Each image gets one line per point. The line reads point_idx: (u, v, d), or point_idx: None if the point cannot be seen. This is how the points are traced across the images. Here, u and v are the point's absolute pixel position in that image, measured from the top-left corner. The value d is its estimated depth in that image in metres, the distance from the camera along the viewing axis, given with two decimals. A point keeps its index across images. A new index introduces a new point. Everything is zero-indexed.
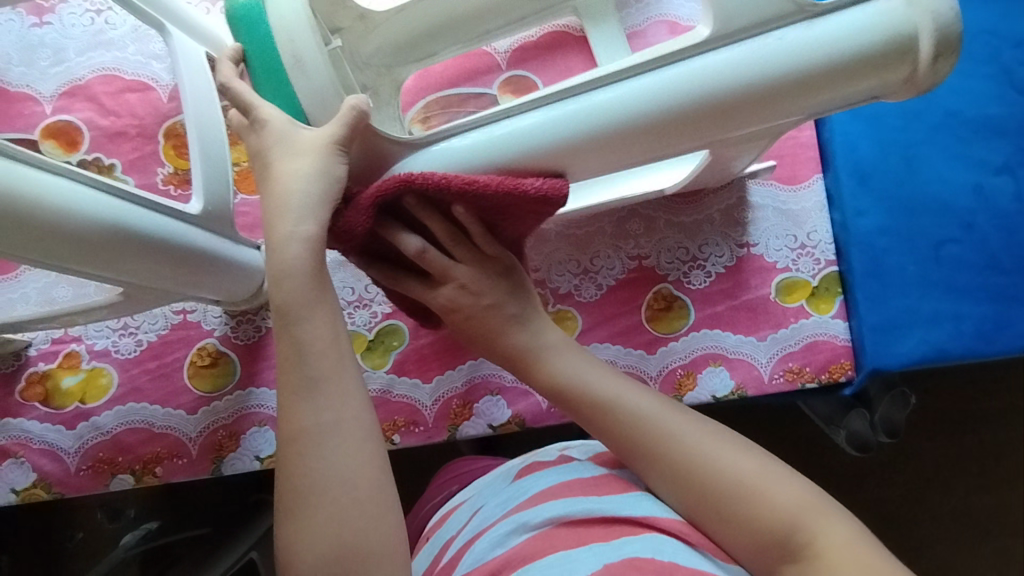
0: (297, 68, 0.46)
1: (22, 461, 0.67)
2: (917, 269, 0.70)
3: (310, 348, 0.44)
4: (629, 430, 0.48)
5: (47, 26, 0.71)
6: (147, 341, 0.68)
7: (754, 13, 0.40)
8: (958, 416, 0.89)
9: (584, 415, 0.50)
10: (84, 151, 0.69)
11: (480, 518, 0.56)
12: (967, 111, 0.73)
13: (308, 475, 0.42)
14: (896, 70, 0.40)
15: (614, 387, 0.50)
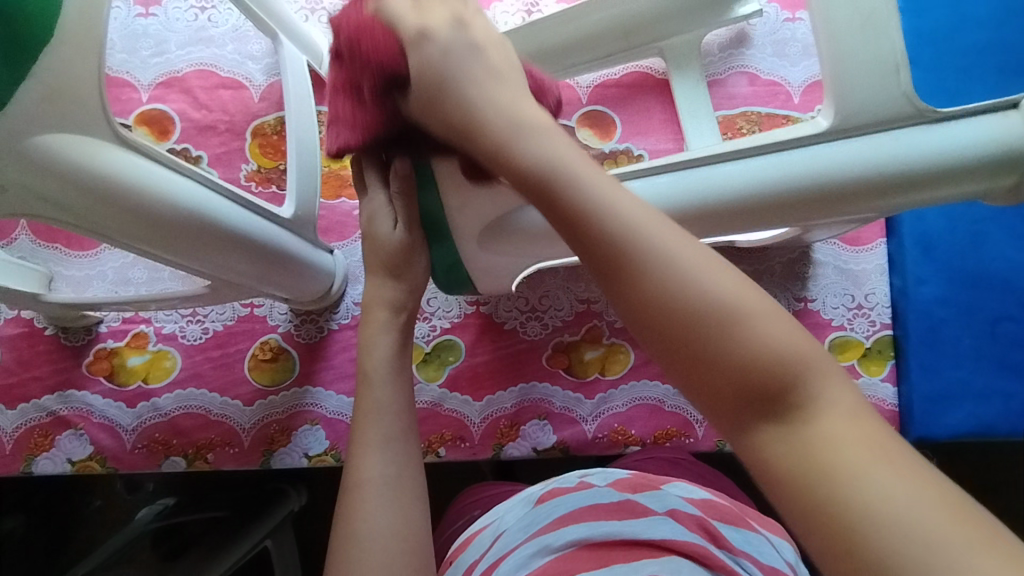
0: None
1: (81, 433, 0.69)
2: (972, 343, 0.71)
3: (386, 408, 0.48)
4: (612, 246, 0.33)
5: (152, 17, 0.74)
6: (213, 330, 0.70)
7: (876, 111, 0.44)
8: (995, 492, 0.88)
9: (561, 220, 0.36)
10: (173, 141, 0.71)
11: (503, 542, 0.56)
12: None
13: (366, 520, 0.43)
14: (1003, 178, 0.45)
15: (578, 178, 0.36)
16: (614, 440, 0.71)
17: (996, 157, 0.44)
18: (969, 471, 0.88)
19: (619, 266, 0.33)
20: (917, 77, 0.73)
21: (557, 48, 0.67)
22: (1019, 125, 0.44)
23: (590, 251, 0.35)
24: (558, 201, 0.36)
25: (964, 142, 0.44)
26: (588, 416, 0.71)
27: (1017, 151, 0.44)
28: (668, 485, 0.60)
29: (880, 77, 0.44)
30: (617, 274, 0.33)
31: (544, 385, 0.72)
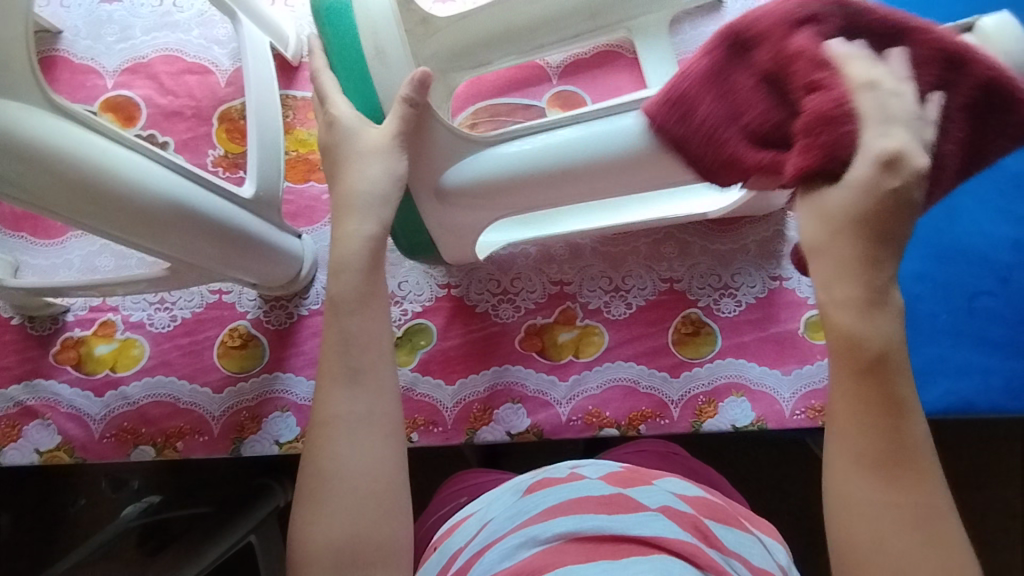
0: (378, 62, 0.52)
1: (49, 423, 0.68)
2: (948, 317, 0.70)
3: (354, 341, 0.49)
4: (905, 448, 0.39)
5: (117, 4, 0.73)
6: (181, 317, 0.70)
7: (829, 51, 0.45)
8: (981, 472, 0.87)
9: (864, 420, 0.39)
10: (139, 127, 0.71)
11: (489, 531, 0.55)
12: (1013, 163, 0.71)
13: (333, 458, 0.46)
14: (964, 109, 0.46)
15: (901, 374, 0.40)
16: (588, 422, 0.70)
17: (957, 83, 0.46)
18: (952, 452, 0.87)
19: (892, 462, 0.39)
20: None
21: (527, 25, 0.65)
22: (973, 52, 0.45)
23: (881, 427, 0.39)
24: (871, 381, 0.39)
25: (924, 63, 0.46)
26: (563, 398, 0.70)
27: (977, 71, 0.46)
28: (660, 480, 0.59)
29: (831, 6, 0.48)
30: (886, 459, 0.39)
31: (517, 367, 0.71)
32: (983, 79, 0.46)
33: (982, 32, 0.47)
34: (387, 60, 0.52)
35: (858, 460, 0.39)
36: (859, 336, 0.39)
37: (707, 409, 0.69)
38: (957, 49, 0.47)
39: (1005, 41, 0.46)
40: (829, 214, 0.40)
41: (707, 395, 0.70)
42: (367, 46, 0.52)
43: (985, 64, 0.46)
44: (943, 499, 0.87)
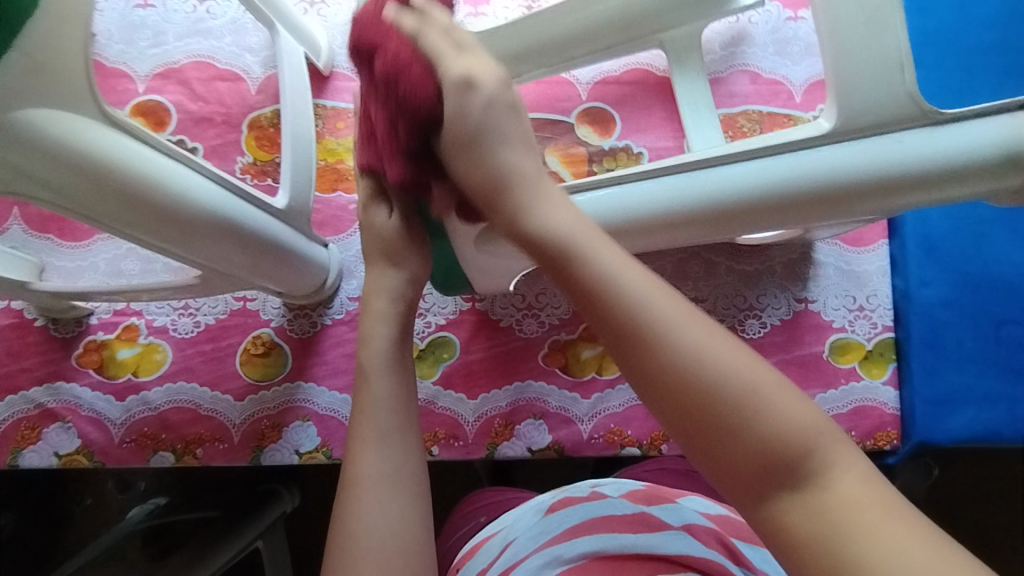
0: None
1: (69, 426, 0.68)
2: (975, 345, 0.69)
3: (383, 402, 0.47)
4: (626, 322, 0.34)
5: (150, 9, 0.73)
6: (205, 323, 0.69)
7: (876, 114, 0.44)
8: (1000, 496, 0.86)
9: (615, 339, 0.35)
10: (169, 132, 0.71)
11: (514, 549, 0.55)
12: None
13: (363, 518, 0.43)
14: (1013, 178, 0.45)
15: (571, 216, 0.39)
16: (610, 440, 0.70)
17: (1000, 159, 0.44)
18: (967, 479, 0.87)
19: (629, 337, 0.34)
20: (921, 77, 0.72)
21: (559, 40, 0.65)
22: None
23: (607, 325, 0.35)
24: (532, 240, 0.39)
25: (969, 142, 0.44)
26: (584, 415, 0.70)
27: (1020, 152, 0.44)
28: (684, 499, 0.60)
29: (883, 78, 0.44)
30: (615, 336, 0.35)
31: (539, 383, 0.71)
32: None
33: None
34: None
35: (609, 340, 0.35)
36: (537, 231, 0.40)
37: None
38: (1006, 126, 0.44)
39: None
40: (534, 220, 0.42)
41: None
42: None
43: None
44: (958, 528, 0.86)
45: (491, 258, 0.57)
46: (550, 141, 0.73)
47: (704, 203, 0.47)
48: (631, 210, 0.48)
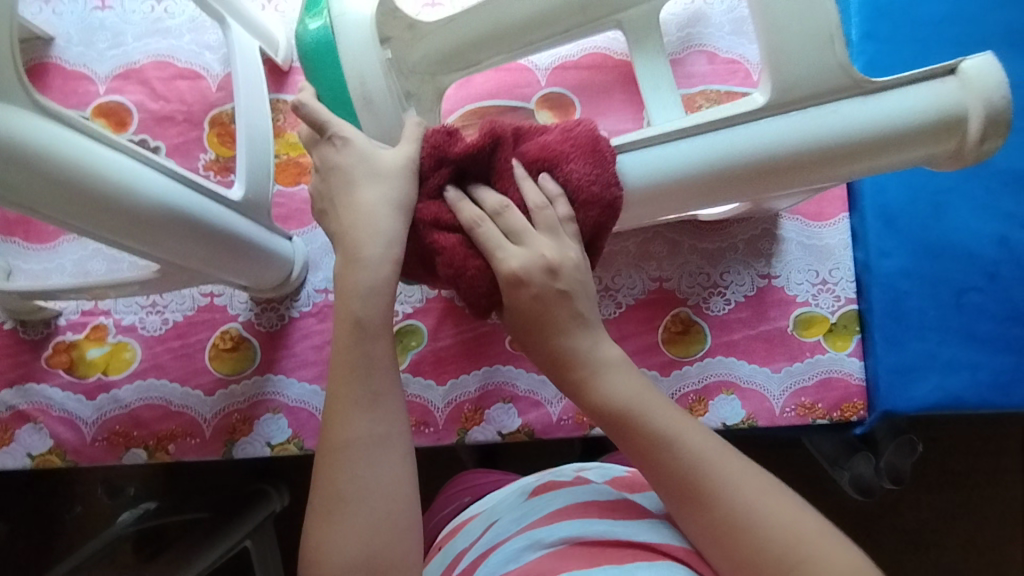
0: (366, 108, 0.51)
1: (41, 426, 0.68)
2: (937, 314, 0.70)
3: (374, 365, 0.45)
4: (686, 475, 0.42)
5: (109, 10, 0.74)
6: (173, 320, 0.70)
7: (811, 86, 0.45)
8: (976, 466, 0.87)
9: (636, 450, 0.44)
10: (132, 132, 0.72)
11: (494, 533, 0.55)
12: (1004, 165, 0.71)
13: (354, 480, 0.43)
14: (947, 143, 0.46)
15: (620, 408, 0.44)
16: (579, 421, 0.70)
17: (933, 124, 0.44)
18: (938, 453, 0.88)
19: (624, 423, 0.44)
20: (874, 50, 0.73)
21: (516, 27, 0.65)
22: (956, 92, 0.44)
23: (632, 444, 0.44)
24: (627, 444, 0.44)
25: (902, 107, 0.44)
26: (553, 398, 0.71)
27: (954, 116, 0.44)
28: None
29: (815, 53, 0.44)
30: (687, 489, 0.42)
31: (507, 367, 0.71)
32: (963, 123, 0.44)
33: (964, 74, 0.44)
34: (376, 107, 0.51)
35: (670, 493, 0.43)
36: (623, 399, 0.44)
37: (698, 408, 0.70)
38: (937, 92, 0.44)
39: (989, 85, 0.43)
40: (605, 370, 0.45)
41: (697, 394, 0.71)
42: (355, 95, 0.51)
43: (963, 111, 0.44)
44: (931, 500, 0.87)
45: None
46: None
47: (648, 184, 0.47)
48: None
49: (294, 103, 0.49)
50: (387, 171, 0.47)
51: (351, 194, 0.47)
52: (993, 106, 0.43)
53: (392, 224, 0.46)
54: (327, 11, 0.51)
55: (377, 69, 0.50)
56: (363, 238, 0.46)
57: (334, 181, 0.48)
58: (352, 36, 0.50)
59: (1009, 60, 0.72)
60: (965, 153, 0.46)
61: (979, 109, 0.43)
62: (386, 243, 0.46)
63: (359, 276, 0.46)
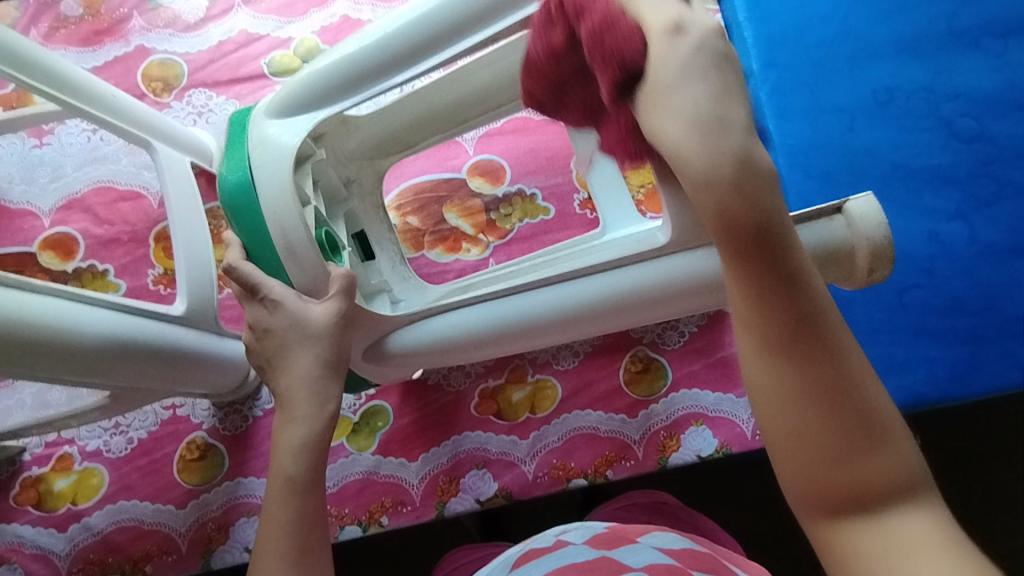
0: (291, 260, 0.51)
1: (15, 567, 0.67)
2: (883, 316, 0.72)
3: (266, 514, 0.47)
4: (804, 317, 0.32)
5: (47, 146, 0.77)
6: (138, 438, 0.70)
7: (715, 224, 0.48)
8: (981, 450, 0.83)
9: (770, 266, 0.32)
10: (79, 259, 0.73)
11: None
12: (925, 162, 0.74)
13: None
14: (840, 270, 0.48)
15: (695, 126, 0.32)
16: (555, 476, 0.70)
17: (826, 256, 0.47)
18: (946, 446, 0.83)
19: (819, 348, 0.32)
20: (774, 78, 0.77)
21: (447, 108, 0.67)
22: (843, 232, 0.47)
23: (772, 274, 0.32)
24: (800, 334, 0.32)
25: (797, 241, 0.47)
26: (526, 456, 0.71)
27: (842, 249, 0.47)
28: (644, 536, 0.57)
29: None
30: (811, 403, 0.32)
31: (476, 433, 0.72)
32: (852, 255, 0.47)
33: (849, 214, 0.48)
34: (300, 258, 0.51)
35: (781, 393, 0.32)
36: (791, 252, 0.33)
37: (670, 444, 0.70)
38: (827, 229, 0.48)
39: (872, 224, 0.47)
40: (664, 102, 0.34)
41: (667, 430, 0.71)
42: (279, 247, 0.51)
43: (851, 244, 0.47)
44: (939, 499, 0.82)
45: (386, 369, 0.61)
46: (446, 199, 0.76)
47: (541, 318, 0.55)
48: (521, 317, 0.56)
49: (225, 266, 0.51)
50: (319, 332, 0.50)
51: (285, 351, 0.51)
52: (876, 243, 0.47)
53: (326, 383, 0.50)
54: (247, 153, 0.52)
55: (297, 219, 0.50)
56: (298, 396, 0.49)
57: (269, 342, 0.51)
58: (272, 185, 0.50)
59: (901, 66, 0.77)
60: (857, 278, 0.49)
61: (863, 246, 0.47)
62: (319, 403, 0.50)
63: (293, 434, 0.48)
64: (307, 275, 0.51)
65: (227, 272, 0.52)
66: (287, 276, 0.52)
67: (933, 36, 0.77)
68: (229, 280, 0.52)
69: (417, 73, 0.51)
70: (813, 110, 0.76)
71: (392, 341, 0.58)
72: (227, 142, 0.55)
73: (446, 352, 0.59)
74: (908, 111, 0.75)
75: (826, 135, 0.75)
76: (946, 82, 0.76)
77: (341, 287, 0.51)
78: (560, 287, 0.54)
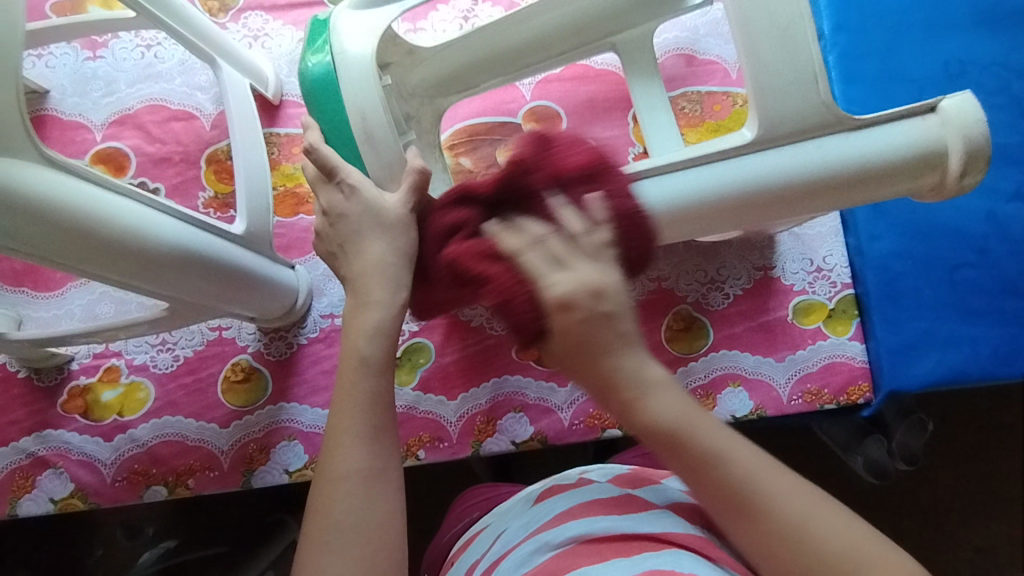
0: (367, 144, 0.51)
1: (61, 471, 0.69)
2: (932, 291, 0.71)
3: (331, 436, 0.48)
4: (734, 484, 0.38)
5: (100, 59, 0.76)
6: (184, 356, 0.71)
7: (796, 123, 0.48)
8: (986, 440, 0.84)
9: (681, 454, 0.39)
10: (130, 176, 0.73)
11: (503, 542, 0.54)
12: (993, 140, 0.73)
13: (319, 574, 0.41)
14: (929, 176, 0.49)
15: (654, 389, 0.40)
16: (590, 424, 0.71)
17: (916, 160, 0.48)
18: (959, 435, 0.84)
19: (741, 506, 0.38)
20: (844, 41, 0.75)
21: (514, 50, 0.66)
22: (934, 130, 0.47)
23: (682, 457, 0.39)
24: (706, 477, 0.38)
25: (884, 144, 0.48)
26: (563, 404, 0.72)
27: (933, 151, 0.48)
28: (667, 478, 0.57)
29: (798, 87, 0.47)
30: (732, 507, 0.38)
31: (516, 377, 0.72)
32: (944, 157, 0.48)
33: (944, 113, 0.47)
34: (377, 143, 0.50)
35: (721, 515, 0.39)
36: (665, 417, 0.39)
37: (706, 402, 0.71)
38: (918, 129, 0.48)
39: (967, 121, 0.47)
40: (565, 356, 0.40)
41: (704, 389, 0.71)
42: (356, 130, 0.50)
43: (943, 146, 0.47)
44: (944, 488, 0.84)
45: None
46: (500, 144, 0.75)
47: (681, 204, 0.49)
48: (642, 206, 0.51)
49: (305, 147, 0.50)
50: (395, 221, 0.50)
51: (361, 243, 0.50)
52: (972, 143, 0.47)
53: (398, 271, 0.49)
54: (329, 42, 0.51)
55: (379, 104, 0.50)
56: (372, 283, 0.48)
57: (343, 228, 0.50)
58: (355, 72, 0.50)
59: (976, 39, 0.74)
60: (946, 186, 0.49)
61: (958, 147, 0.47)
62: (393, 288, 0.49)
63: (369, 317, 0.48)
64: (384, 158, 0.51)
65: (305, 152, 0.51)
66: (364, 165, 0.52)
67: (1011, 9, 0.74)
68: (307, 160, 0.51)
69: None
70: (881, 79, 0.75)
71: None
72: (308, 35, 0.54)
73: None
74: (978, 87, 0.74)
75: (895, 106, 0.74)
76: (1020, 58, 0.74)
77: (414, 180, 0.50)
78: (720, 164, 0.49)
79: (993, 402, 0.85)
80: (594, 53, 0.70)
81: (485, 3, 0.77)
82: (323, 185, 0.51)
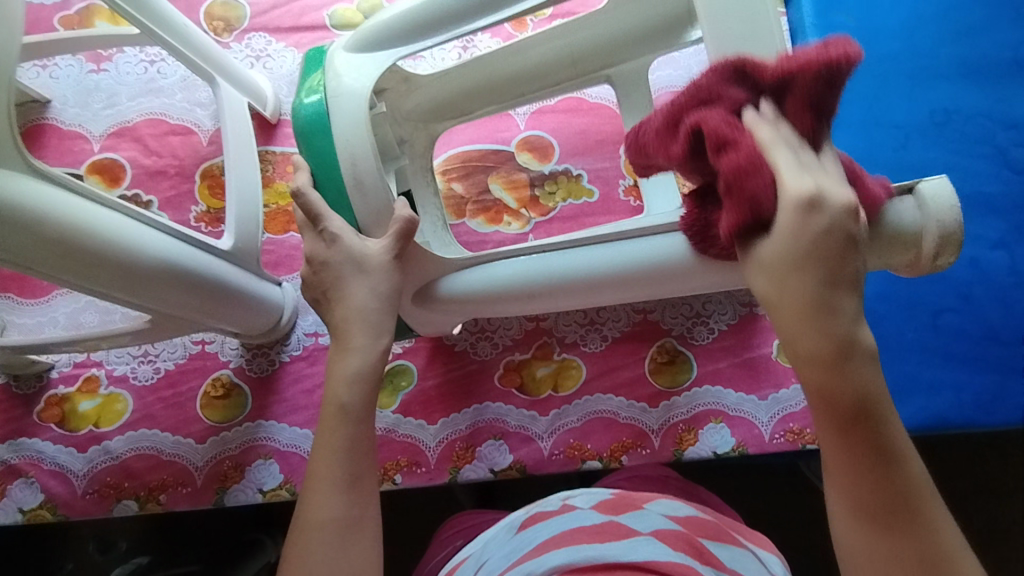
0: (357, 191, 0.51)
1: (32, 481, 0.68)
2: (916, 335, 0.72)
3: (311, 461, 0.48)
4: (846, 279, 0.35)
5: (104, 72, 0.77)
6: (165, 368, 0.71)
7: None
8: (971, 487, 0.83)
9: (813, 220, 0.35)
10: (124, 187, 0.74)
11: (485, 571, 0.52)
12: (976, 188, 0.74)
13: None
14: (906, 256, 0.49)
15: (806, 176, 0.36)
16: (570, 455, 0.71)
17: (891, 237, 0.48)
18: (945, 482, 0.84)
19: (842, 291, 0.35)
20: None
21: (508, 78, 0.67)
22: (912, 213, 0.48)
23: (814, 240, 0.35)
24: (852, 376, 0.34)
25: None
26: (544, 433, 0.71)
27: (908, 232, 0.48)
28: (651, 503, 0.56)
29: None
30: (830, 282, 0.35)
31: (497, 404, 0.72)
32: (919, 239, 0.48)
33: (921, 195, 0.48)
34: (367, 190, 0.51)
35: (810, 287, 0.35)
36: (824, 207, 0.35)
37: (687, 437, 0.70)
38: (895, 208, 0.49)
39: (942, 207, 0.48)
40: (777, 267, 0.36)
41: (686, 424, 0.71)
42: (346, 176, 0.51)
43: (919, 230, 0.48)
44: None
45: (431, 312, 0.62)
46: (493, 171, 0.77)
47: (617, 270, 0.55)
48: (603, 268, 0.55)
49: (293, 191, 0.51)
50: (375, 268, 0.51)
51: (342, 286, 0.51)
52: (945, 227, 0.48)
53: (379, 321, 0.51)
54: (323, 81, 0.52)
55: (369, 151, 0.50)
56: (353, 331, 0.50)
57: (325, 274, 0.52)
58: (348, 114, 0.50)
59: (962, 89, 0.76)
60: (922, 265, 0.50)
61: (932, 230, 0.48)
62: (373, 335, 0.50)
63: (348, 364, 0.49)
64: (374, 204, 0.52)
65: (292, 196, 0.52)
66: (351, 213, 0.52)
67: (996, 62, 0.76)
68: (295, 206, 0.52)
69: (506, 19, 0.52)
70: (869, 123, 0.76)
71: (439, 285, 0.59)
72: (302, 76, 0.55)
73: (487, 302, 0.59)
74: (963, 135, 0.75)
75: (881, 149, 0.75)
76: (1005, 109, 0.75)
77: (400, 228, 0.51)
78: (625, 243, 0.54)
79: (980, 450, 0.84)
80: (587, 85, 0.71)
81: (484, 34, 0.79)
82: (311, 230, 0.53)
